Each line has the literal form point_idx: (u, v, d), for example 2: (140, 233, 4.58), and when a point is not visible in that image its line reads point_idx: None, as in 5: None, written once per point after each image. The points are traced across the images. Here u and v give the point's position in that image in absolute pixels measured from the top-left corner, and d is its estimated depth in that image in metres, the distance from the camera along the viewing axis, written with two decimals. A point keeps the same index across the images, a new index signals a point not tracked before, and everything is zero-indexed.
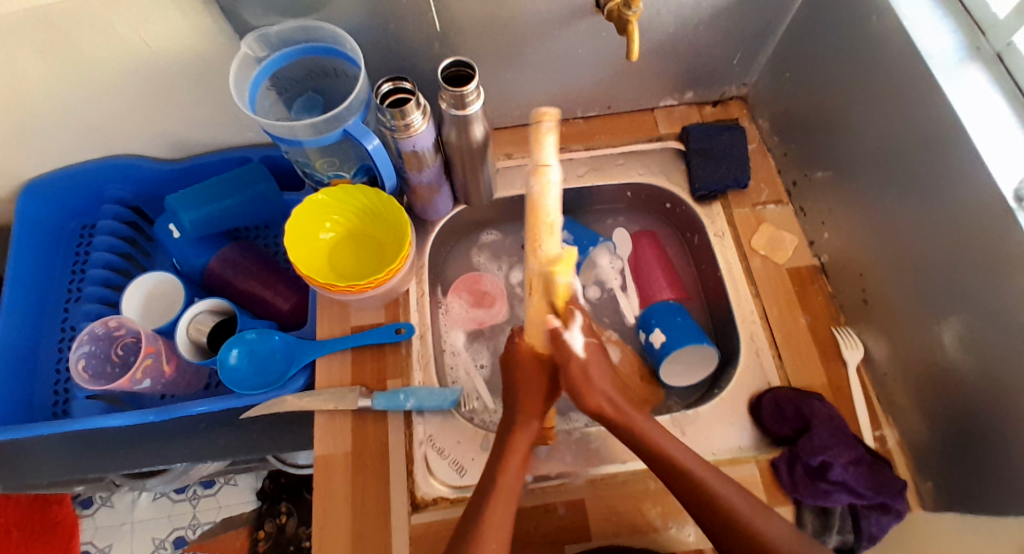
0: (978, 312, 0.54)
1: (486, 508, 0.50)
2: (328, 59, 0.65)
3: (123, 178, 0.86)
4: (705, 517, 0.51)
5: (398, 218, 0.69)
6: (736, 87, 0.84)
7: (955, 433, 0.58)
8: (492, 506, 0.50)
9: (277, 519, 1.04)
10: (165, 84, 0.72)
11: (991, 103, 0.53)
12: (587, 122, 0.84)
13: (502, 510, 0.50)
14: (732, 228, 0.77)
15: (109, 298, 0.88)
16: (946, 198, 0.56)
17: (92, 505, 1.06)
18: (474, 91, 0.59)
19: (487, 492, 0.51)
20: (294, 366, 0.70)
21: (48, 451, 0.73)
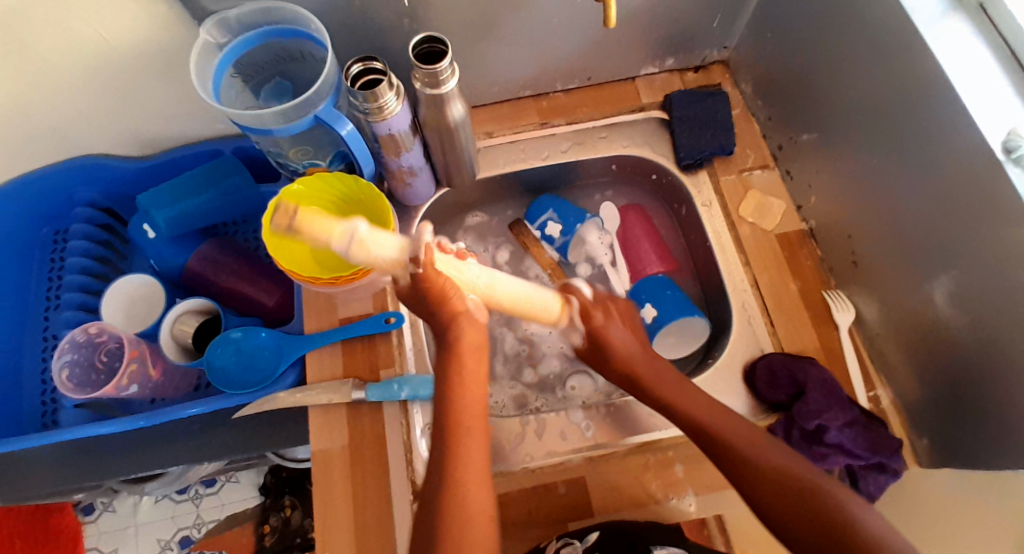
0: (968, 267, 0.54)
1: (450, 515, 0.46)
2: (294, 42, 0.63)
3: (92, 179, 0.83)
4: (754, 488, 0.48)
5: (379, 205, 0.67)
6: (717, 51, 0.82)
7: (949, 391, 0.59)
8: (468, 469, 0.48)
9: (282, 513, 1.04)
10: (124, 78, 0.69)
11: (975, 55, 0.52)
12: (568, 96, 0.83)
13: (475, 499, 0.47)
14: (719, 197, 0.76)
15: (89, 304, 0.86)
16: (933, 155, 0.55)
17: (94, 511, 1.05)
18: (447, 68, 0.57)
19: (442, 483, 0.47)
20: (283, 363, 0.68)
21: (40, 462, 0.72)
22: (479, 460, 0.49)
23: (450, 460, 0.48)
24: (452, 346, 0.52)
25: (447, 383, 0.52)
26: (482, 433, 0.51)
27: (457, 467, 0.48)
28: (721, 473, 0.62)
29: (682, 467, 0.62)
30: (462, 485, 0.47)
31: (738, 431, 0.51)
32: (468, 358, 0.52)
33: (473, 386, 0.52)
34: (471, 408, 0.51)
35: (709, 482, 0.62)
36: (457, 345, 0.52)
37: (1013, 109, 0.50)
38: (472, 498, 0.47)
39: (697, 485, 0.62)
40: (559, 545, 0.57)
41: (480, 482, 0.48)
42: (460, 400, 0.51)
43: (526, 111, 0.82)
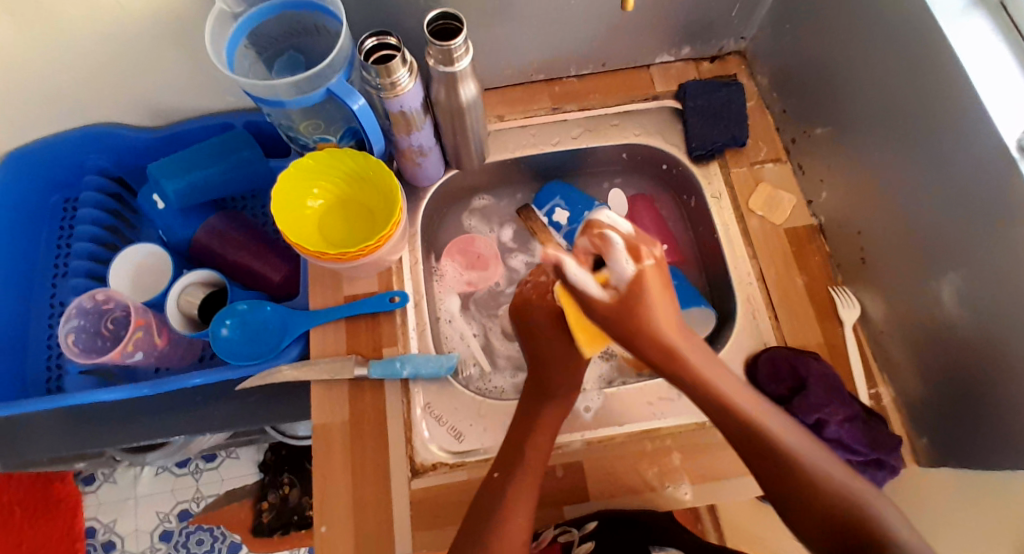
0: (978, 266, 0.53)
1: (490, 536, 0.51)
2: (309, 14, 0.62)
3: (104, 148, 0.83)
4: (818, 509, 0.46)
5: (388, 182, 0.66)
6: (734, 41, 0.81)
7: (954, 392, 0.58)
8: (514, 496, 0.53)
9: (280, 491, 1.05)
10: (139, 48, 0.69)
11: (996, 51, 0.51)
12: (581, 81, 0.82)
13: (514, 527, 0.52)
14: (729, 189, 0.75)
15: (97, 273, 0.86)
16: (948, 151, 0.54)
17: (94, 482, 1.06)
18: (461, 46, 0.56)
19: (496, 500, 0.53)
20: (287, 337, 0.69)
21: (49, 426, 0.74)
22: (524, 501, 0.53)
23: (504, 499, 0.53)
24: (563, 362, 0.61)
25: (530, 432, 0.57)
26: (537, 475, 0.55)
27: (507, 512, 0.52)
28: (719, 465, 0.62)
29: (679, 456, 0.62)
30: (508, 510, 0.52)
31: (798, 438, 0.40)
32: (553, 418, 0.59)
33: (553, 416, 0.59)
34: (540, 453, 0.56)
35: (706, 473, 0.62)
36: (565, 360, 0.61)
37: None
38: (512, 527, 0.52)
39: (693, 474, 0.62)
40: (557, 531, 0.60)
41: (525, 512, 0.53)
42: (530, 442, 0.56)
43: (538, 96, 0.81)
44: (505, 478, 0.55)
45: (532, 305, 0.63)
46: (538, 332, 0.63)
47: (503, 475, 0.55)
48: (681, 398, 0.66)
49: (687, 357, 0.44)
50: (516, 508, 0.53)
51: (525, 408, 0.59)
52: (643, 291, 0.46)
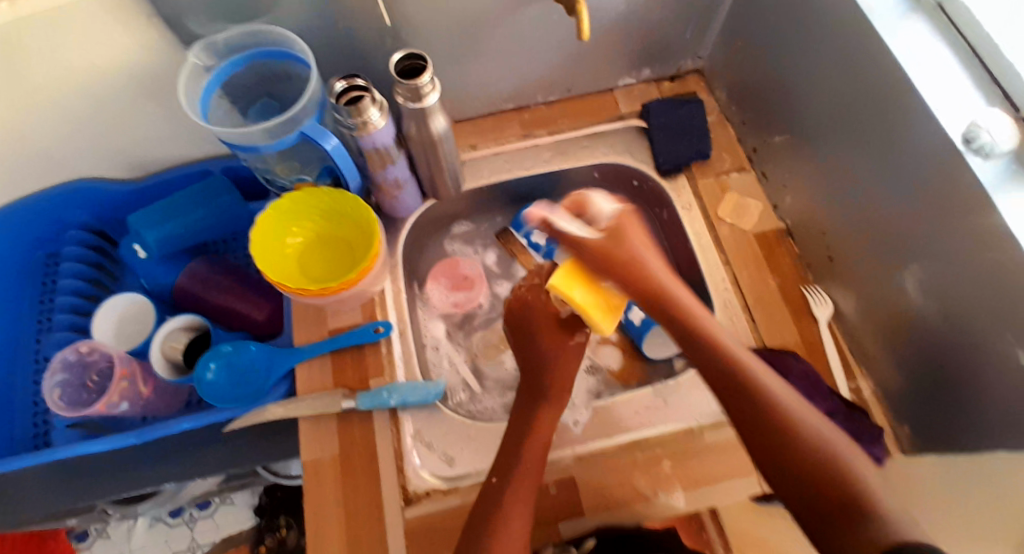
0: (934, 257, 0.55)
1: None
2: (279, 63, 0.65)
3: (85, 203, 0.84)
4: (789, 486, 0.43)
5: (365, 216, 0.68)
6: (691, 61, 0.85)
7: (927, 381, 0.59)
8: (511, 505, 0.54)
9: (277, 533, 1.02)
10: (114, 102, 0.70)
11: (935, 52, 0.54)
12: (549, 107, 0.85)
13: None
14: (699, 199, 0.78)
15: (80, 324, 0.86)
16: (901, 149, 0.56)
17: (88, 538, 1.04)
18: (429, 83, 0.59)
19: (484, 528, 0.52)
20: (274, 375, 0.69)
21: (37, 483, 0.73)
22: (515, 523, 0.53)
23: (492, 526, 0.52)
24: (552, 367, 0.64)
25: (522, 441, 0.58)
26: (531, 491, 0.55)
27: (496, 536, 0.52)
28: (709, 469, 0.63)
29: (670, 464, 0.63)
30: (505, 517, 0.53)
31: (782, 392, 0.45)
32: (537, 440, 0.58)
33: (539, 438, 0.59)
34: (528, 472, 0.56)
35: (698, 478, 0.62)
36: (557, 362, 0.65)
37: (972, 103, 0.51)
38: (507, 536, 0.52)
39: (686, 480, 0.62)
40: (555, 551, 0.59)
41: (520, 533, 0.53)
42: (523, 454, 0.57)
43: (508, 124, 0.84)
44: (502, 485, 0.55)
45: (529, 317, 0.67)
46: (531, 334, 0.67)
47: (500, 481, 0.55)
48: (669, 406, 0.67)
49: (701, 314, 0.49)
50: (504, 533, 0.52)
51: (517, 420, 0.61)
52: (623, 221, 0.54)
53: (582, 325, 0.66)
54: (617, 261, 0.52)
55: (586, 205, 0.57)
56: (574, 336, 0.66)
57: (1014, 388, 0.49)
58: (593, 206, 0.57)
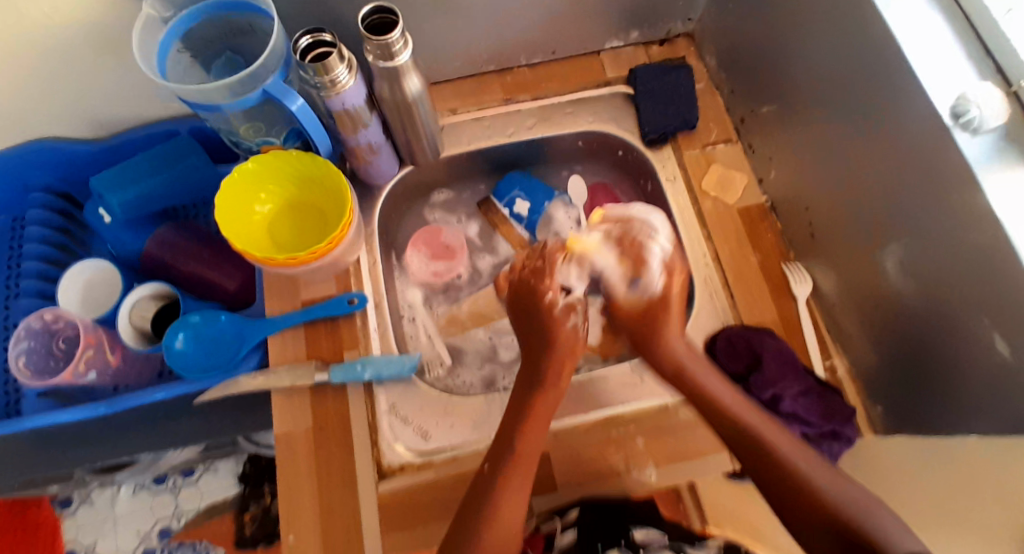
0: (917, 237, 0.54)
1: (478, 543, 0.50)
2: (240, 15, 0.62)
3: (48, 164, 0.80)
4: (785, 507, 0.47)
5: (337, 183, 0.66)
6: (681, 24, 0.81)
7: (902, 360, 0.59)
8: (504, 491, 0.53)
9: (261, 501, 1.04)
10: (70, 57, 0.66)
11: (928, 21, 0.51)
12: (532, 70, 0.82)
13: (499, 534, 0.51)
14: (684, 171, 0.76)
15: (49, 291, 0.83)
16: (889, 123, 0.54)
17: (71, 505, 1.04)
18: (399, 39, 0.56)
19: (481, 510, 0.52)
20: (244, 345, 0.68)
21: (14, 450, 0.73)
22: (512, 505, 0.52)
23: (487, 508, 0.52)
24: (553, 346, 0.62)
25: (519, 425, 0.56)
26: (527, 471, 0.54)
27: (491, 517, 0.51)
28: (681, 444, 0.63)
29: (644, 439, 0.63)
30: (498, 502, 0.52)
31: (786, 443, 0.50)
32: (535, 419, 0.57)
33: (536, 419, 0.57)
34: (527, 455, 0.55)
35: (671, 453, 0.62)
36: (554, 342, 0.62)
37: (963, 76, 0.49)
38: (505, 516, 0.52)
39: (659, 456, 0.62)
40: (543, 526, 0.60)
41: (518, 510, 0.53)
42: (520, 440, 0.55)
43: (490, 88, 0.81)
44: (495, 473, 0.54)
45: (535, 300, 0.64)
46: (534, 313, 0.64)
47: (492, 469, 0.54)
48: (646, 382, 0.66)
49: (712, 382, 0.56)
50: (503, 509, 0.52)
51: (517, 401, 0.59)
52: (668, 307, 0.62)
53: (575, 309, 0.65)
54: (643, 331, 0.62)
55: (645, 259, 0.63)
56: (568, 319, 0.64)
57: (986, 370, 0.49)
58: (650, 268, 0.63)
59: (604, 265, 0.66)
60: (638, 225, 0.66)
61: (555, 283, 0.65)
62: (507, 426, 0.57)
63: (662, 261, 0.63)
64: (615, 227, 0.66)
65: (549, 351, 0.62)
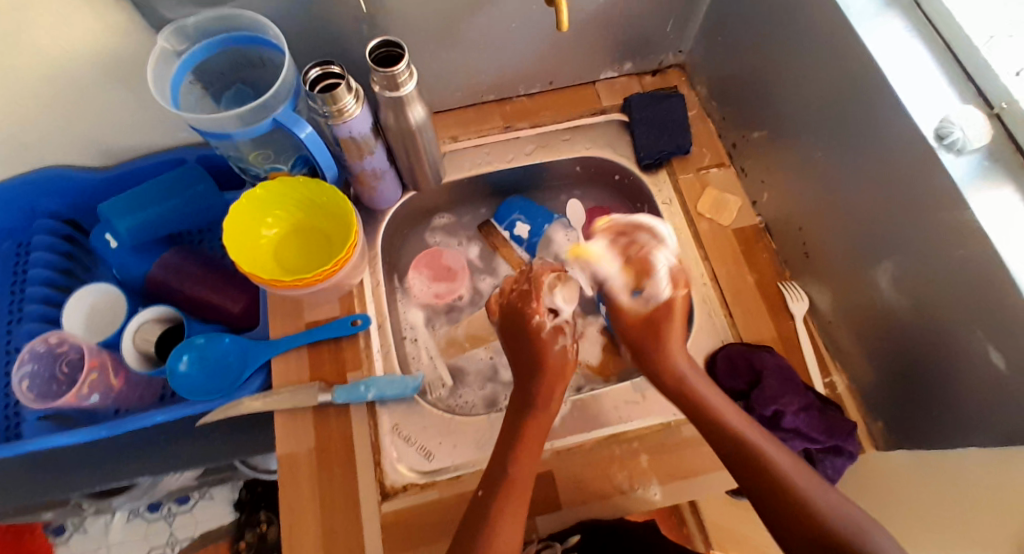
0: (908, 253, 0.55)
1: None
2: (252, 48, 0.63)
3: (56, 191, 0.82)
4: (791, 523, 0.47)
5: (342, 207, 0.67)
6: (673, 55, 0.85)
7: (900, 376, 0.60)
8: (499, 515, 0.52)
9: (257, 529, 1.00)
10: (84, 87, 0.68)
11: (909, 50, 0.54)
12: (530, 100, 0.85)
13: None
14: (679, 195, 0.78)
15: (52, 316, 0.84)
16: (876, 145, 0.57)
17: (65, 533, 1.01)
18: (406, 70, 0.58)
19: (478, 534, 0.51)
20: (249, 367, 0.68)
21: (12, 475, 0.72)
22: (508, 528, 0.52)
23: (482, 532, 0.51)
24: (542, 370, 0.62)
25: (511, 449, 0.56)
26: (521, 495, 0.54)
27: (487, 540, 0.51)
28: (685, 461, 0.63)
29: (647, 457, 0.63)
30: (493, 528, 0.51)
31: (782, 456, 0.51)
32: (529, 442, 0.57)
33: (529, 442, 0.57)
34: (520, 479, 0.55)
35: (675, 471, 0.63)
36: (542, 366, 0.62)
37: (944, 101, 0.52)
38: (501, 540, 0.51)
39: (662, 474, 0.62)
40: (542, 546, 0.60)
41: (513, 534, 0.52)
42: (513, 464, 0.55)
43: (490, 116, 0.83)
44: (488, 498, 0.54)
45: (525, 321, 0.65)
46: (522, 334, 0.65)
47: (485, 495, 0.54)
48: (648, 400, 0.67)
49: (704, 397, 0.57)
50: (501, 531, 0.51)
51: (509, 426, 0.59)
52: (671, 311, 0.64)
53: (564, 330, 0.66)
54: (642, 337, 0.64)
55: (652, 271, 0.66)
56: (557, 341, 0.64)
57: (983, 382, 0.50)
58: (656, 278, 0.65)
59: (606, 272, 0.68)
60: (644, 232, 0.68)
61: (542, 306, 0.65)
62: (500, 451, 0.57)
63: (671, 270, 0.65)
64: (621, 235, 0.68)
65: (538, 376, 0.62)
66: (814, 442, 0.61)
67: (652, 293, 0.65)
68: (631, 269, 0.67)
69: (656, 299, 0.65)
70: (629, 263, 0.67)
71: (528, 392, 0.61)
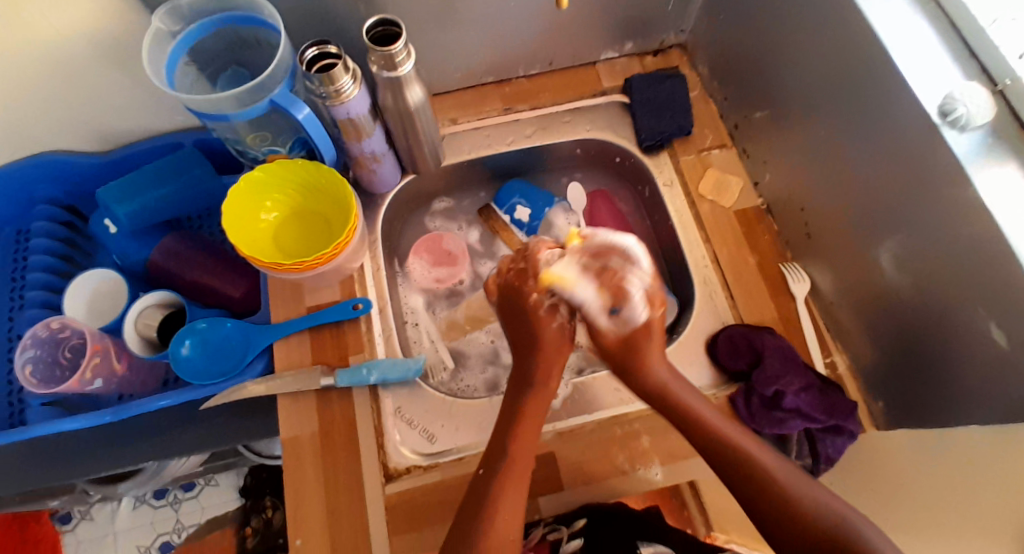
0: (910, 232, 0.55)
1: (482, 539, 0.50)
2: (249, 28, 0.63)
3: (55, 177, 0.81)
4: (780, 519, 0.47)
5: (342, 190, 0.67)
6: (674, 34, 0.84)
7: (901, 356, 0.60)
8: (500, 492, 0.53)
9: (263, 514, 1.02)
10: (80, 70, 0.68)
11: (914, 26, 0.53)
12: (530, 81, 0.84)
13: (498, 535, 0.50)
14: (680, 176, 0.78)
15: (53, 302, 0.84)
16: (879, 123, 0.56)
17: (71, 521, 1.03)
18: (403, 49, 0.57)
19: (478, 513, 0.52)
20: (250, 352, 0.68)
21: (18, 460, 0.72)
22: (510, 503, 0.52)
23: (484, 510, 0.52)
24: (538, 351, 0.61)
25: (510, 432, 0.57)
26: (523, 472, 0.55)
27: (488, 519, 0.51)
28: (686, 442, 0.63)
29: (649, 438, 0.63)
30: (493, 510, 0.51)
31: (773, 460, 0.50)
32: (527, 424, 0.57)
33: (528, 424, 0.58)
34: (521, 460, 0.55)
35: (676, 451, 0.63)
36: (539, 347, 0.61)
37: (949, 78, 0.51)
38: (501, 520, 0.51)
39: (664, 455, 0.63)
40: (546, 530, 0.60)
41: (513, 510, 0.52)
42: (513, 447, 0.56)
43: (489, 98, 0.83)
44: (489, 477, 0.54)
45: (521, 300, 0.62)
46: (519, 313, 0.63)
47: (487, 473, 0.55)
48: None
49: (697, 400, 0.57)
50: (501, 506, 0.52)
51: (506, 410, 0.59)
52: (649, 335, 0.58)
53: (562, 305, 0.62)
54: (620, 356, 0.60)
55: (626, 297, 0.57)
56: (554, 319, 0.61)
57: (983, 360, 0.50)
58: (633, 302, 0.57)
59: (582, 297, 0.59)
60: (617, 253, 0.58)
61: (540, 284, 0.61)
62: (499, 433, 0.57)
63: (646, 291, 0.57)
64: (592, 257, 0.59)
65: (534, 355, 0.61)
66: (814, 420, 0.60)
67: (627, 321, 0.58)
68: (603, 291, 0.59)
69: (632, 328, 0.58)
70: (605, 288, 0.58)
71: (523, 378, 0.61)
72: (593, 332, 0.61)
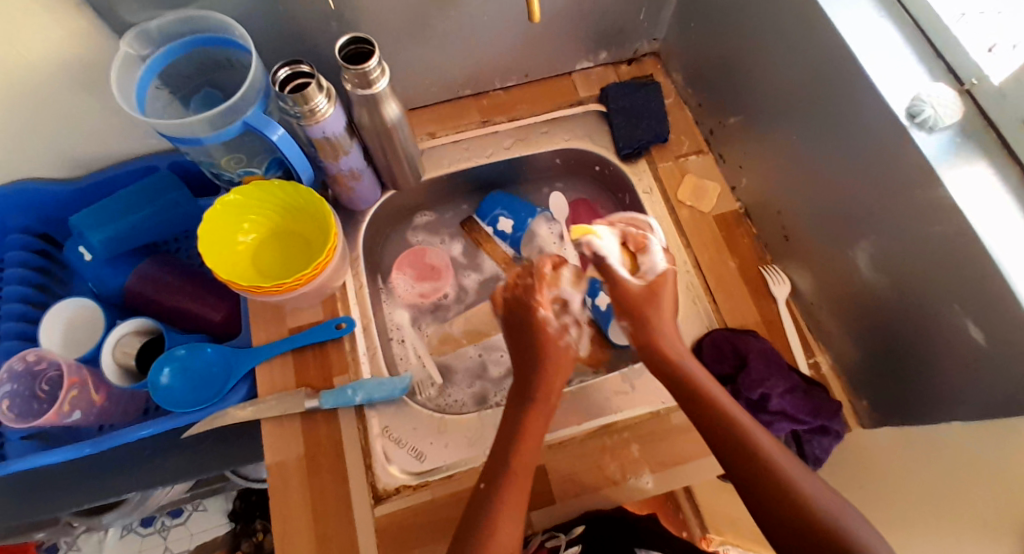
0: (885, 232, 0.56)
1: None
2: (220, 51, 0.62)
3: (27, 205, 0.80)
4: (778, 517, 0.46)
5: (320, 208, 0.66)
6: (648, 43, 0.84)
7: (882, 354, 0.60)
8: (501, 506, 0.52)
9: (253, 538, 0.99)
10: (49, 97, 0.67)
11: (879, 30, 0.54)
12: (507, 93, 0.84)
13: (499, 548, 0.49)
14: (659, 183, 0.78)
15: (28, 334, 0.82)
16: (850, 126, 0.57)
17: (57, 553, 1.00)
18: (376, 67, 0.57)
19: (478, 528, 0.51)
20: (232, 377, 0.67)
21: None
22: (510, 516, 0.51)
23: (487, 526, 0.51)
24: (541, 357, 0.62)
25: (513, 442, 0.56)
26: (523, 484, 0.54)
27: (489, 533, 0.50)
28: (675, 449, 0.63)
29: (638, 447, 0.63)
30: (496, 521, 0.51)
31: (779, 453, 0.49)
32: (529, 432, 0.57)
33: (531, 433, 0.57)
34: (522, 471, 0.54)
35: (666, 458, 0.63)
36: (543, 353, 0.63)
37: (915, 80, 0.52)
38: (502, 532, 0.50)
39: (654, 462, 0.63)
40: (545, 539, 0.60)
41: (516, 523, 0.51)
42: (517, 456, 0.55)
43: (467, 111, 0.83)
44: (492, 490, 0.53)
45: (523, 324, 0.65)
46: (522, 329, 0.65)
47: (489, 487, 0.54)
48: (636, 390, 0.67)
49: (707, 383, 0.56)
50: (503, 521, 0.51)
51: (509, 419, 0.59)
52: (665, 285, 0.64)
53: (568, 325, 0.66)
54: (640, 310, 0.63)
55: (646, 248, 0.67)
56: (559, 336, 0.64)
57: (961, 355, 0.50)
58: (652, 254, 0.66)
59: (606, 249, 0.67)
60: (635, 224, 0.71)
61: (547, 297, 0.66)
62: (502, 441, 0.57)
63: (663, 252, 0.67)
64: (624, 224, 0.70)
65: (536, 362, 0.62)
66: (800, 422, 0.61)
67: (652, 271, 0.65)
68: (629, 252, 0.67)
69: (655, 276, 0.65)
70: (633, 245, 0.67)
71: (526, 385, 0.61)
72: (617, 288, 0.65)
